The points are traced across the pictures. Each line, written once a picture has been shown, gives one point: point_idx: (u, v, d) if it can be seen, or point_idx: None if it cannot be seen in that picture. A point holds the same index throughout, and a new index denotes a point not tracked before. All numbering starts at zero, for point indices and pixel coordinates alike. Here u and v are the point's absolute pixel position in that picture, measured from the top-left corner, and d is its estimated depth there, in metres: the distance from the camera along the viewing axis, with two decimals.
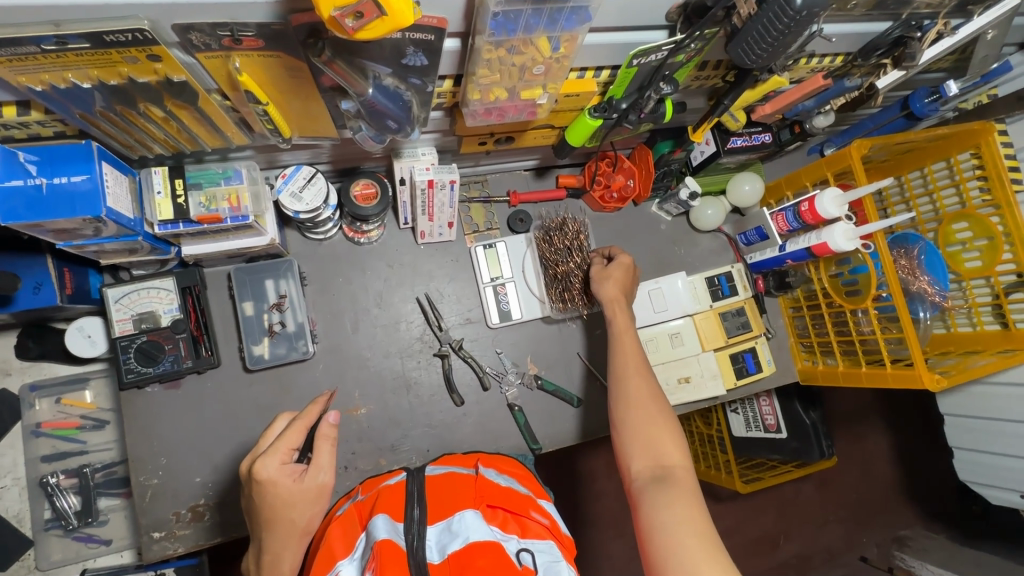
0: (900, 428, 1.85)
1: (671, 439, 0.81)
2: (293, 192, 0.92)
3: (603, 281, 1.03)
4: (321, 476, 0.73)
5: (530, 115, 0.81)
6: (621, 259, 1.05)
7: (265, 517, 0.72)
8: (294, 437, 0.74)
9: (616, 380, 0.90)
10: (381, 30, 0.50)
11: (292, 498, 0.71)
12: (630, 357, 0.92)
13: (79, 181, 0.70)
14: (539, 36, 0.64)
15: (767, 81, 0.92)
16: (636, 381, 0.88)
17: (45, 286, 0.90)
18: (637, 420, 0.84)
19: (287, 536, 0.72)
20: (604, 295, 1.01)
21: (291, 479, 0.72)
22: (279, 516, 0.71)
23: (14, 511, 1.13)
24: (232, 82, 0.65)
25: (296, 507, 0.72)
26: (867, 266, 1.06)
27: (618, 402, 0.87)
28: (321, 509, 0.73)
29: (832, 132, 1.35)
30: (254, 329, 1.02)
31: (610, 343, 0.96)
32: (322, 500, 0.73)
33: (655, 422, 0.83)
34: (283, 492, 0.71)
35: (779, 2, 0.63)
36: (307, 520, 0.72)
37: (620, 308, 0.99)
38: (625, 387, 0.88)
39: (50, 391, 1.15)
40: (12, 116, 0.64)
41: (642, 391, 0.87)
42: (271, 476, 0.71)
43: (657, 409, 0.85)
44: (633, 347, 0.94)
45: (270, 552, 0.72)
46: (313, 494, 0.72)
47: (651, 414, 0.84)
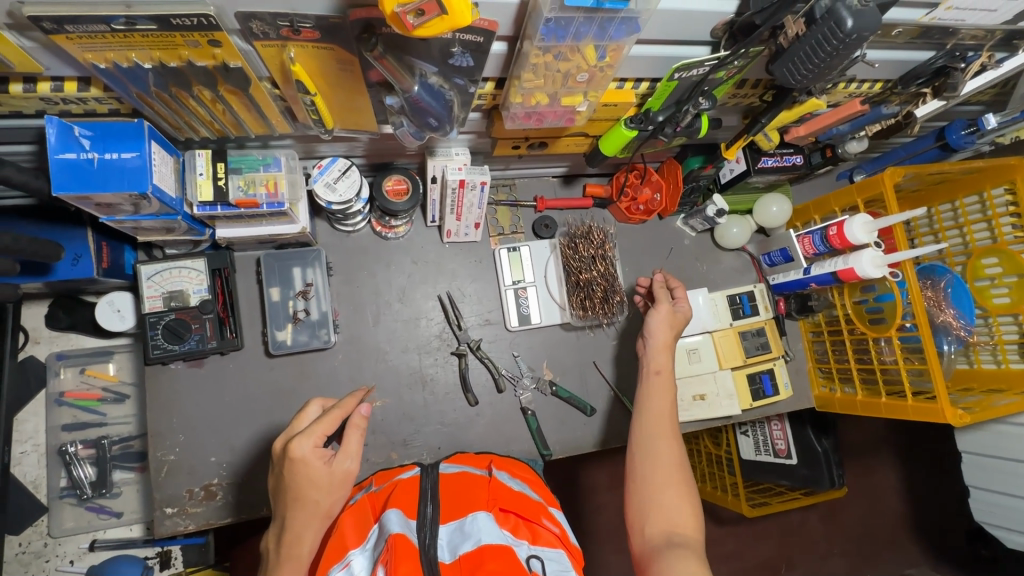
0: (911, 464, 1.82)
1: (690, 506, 0.80)
2: (327, 183, 0.94)
3: (666, 321, 1.01)
4: (348, 462, 0.73)
5: (567, 121, 0.81)
6: (682, 304, 1.03)
7: (290, 496, 0.71)
8: (329, 423, 0.74)
9: (644, 437, 0.88)
10: (440, 28, 0.51)
11: (318, 481, 0.71)
12: (664, 414, 0.90)
13: (129, 157, 0.72)
14: (586, 44, 0.65)
15: (805, 102, 0.92)
16: (665, 442, 0.86)
17: (83, 258, 0.92)
18: (660, 486, 0.82)
19: (309, 517, 0.70)
20: (656, 338, 0.99)
21: (322, 461, 0.71)
22: (304, 497, 0.70)
23: (31, 477, 1.14)
24: (284, 72, 0.67)
25: (321, 493, 0.71)
26: (893, 295, 1.05)
27: (639, 461, 0.86)
28: (343, 494, 0.73)
29: (862, 158, 1.35)
30: (279, 315, 1.03)
31: (642, 394, 0.95)
32: (345, 487, 0.73)
33: (676, 486, 0.82)
34: (313, 473, 0.70)
35: (829, 24, 0.63)
36: (330, 504, 0.71)
37: (667, 359, 0.97)
38: (654, 444, 0.86)
39: (76, 361, 1.17)
40: (73, 91, 0.66)
41: (670, 457, 0.85)
42: (304, 456, 0.71)
43: (681, 478, 0.83)
44: (667, 404, 0.92)
45: (291, 532, 0.70)
46: (338, 480, 0.71)
47: (675, 477, 0.82)
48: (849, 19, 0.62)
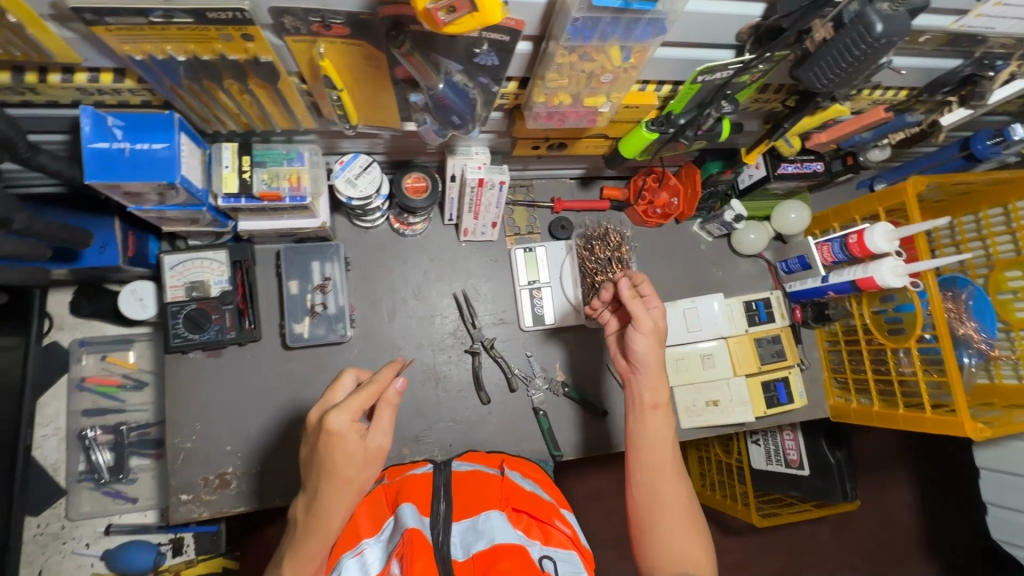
0: (926, 480, 1.78)
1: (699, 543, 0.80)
2: (348, 179, 0.95)
3: (652, 340, 0.87)
4: (383, 439, 0.63)
5: (589, 122, 0.82)
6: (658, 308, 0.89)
7: (320, 473, 0.61)
8: (367, 394, 0.63)
9: (647, 477, 0.83)
10: (470, 25, 0.52)
11: (352, 458, 0.61)
12: (664, 450, 0.85)
13: (159, 148, 0.73)
14: (612, 44, 0.65)
15: (828, 108, 0.91)
16: (670, 482, 0.83)
17: (110, 247, 0.94)
18: (666, 526, 0.80)
19: (339, 495, 0.62)
20: (647, 361, 0.87)
21: (358, 438, 0.61)
22: (334, 475, 0.61)
23: (51, 460, 1.16)
24: (313, 67, 0.68)
25: (353, 475, 0.62)
26: (914, 305, 1.03)
27: (643, 503, 0.83)
28: (377, 471, 0.64)
29: (883, 167, 1.34)
30: (297, 308, 1.04)
31: (637, 428, 0.87)
32: (380, 465, 0.64)
33: (685, 526, 0.81)
34: (345, 452, 0.60)
35: (859, 28, 0.62)
36: (362, 483, 0.63)
37: (663, 387, 0.87)
38: (658, 486, 0.83)
39: (97, 348, 1.19)
40: (108, 82, 0.68)
41: (676, 497, 0.82)
42: (340, 430, 0.60)
43: (689, 518, 0.81)
44: (668, 440, 0.86)
45: (319, 509, 0.62)
46: (374, 458, 0.62)
47: (683, 517, 0.81)
48: (879, 24, 0.61)
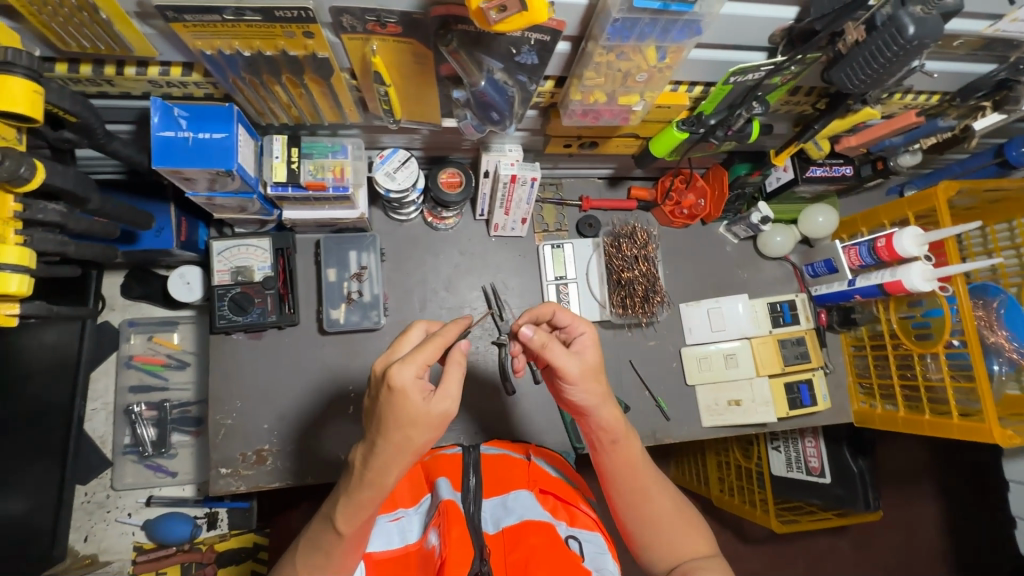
0: (952, 496, 1.75)
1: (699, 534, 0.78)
2: (387, 172, 0.99)
3: (587, 382, 0.74)
4: (448, 402, 0.63)
5: (622, 120, 0.85)
6: (584, 336, 0.76)
7: (382, 425, 0.62)
8: (432, 352, 0.63)
9: (630, 500, 0.79)
10: (518, 24, 0.56)
11: (415, 416, 0.61)
12: (636, 471, 0.79)
13: (219, 138, 0.79)
14: (649, 45, 0.68)
15: (859, 111, 0.92)
16: (655, 496, 0.79)
17: (165, 231, 1.01)
18: (663, 539, 0.77)
19: (397, 452, 0.63)
20: (588, 401, 0.75)
21: (421, 396, 0.61)
22: (397, 430, 0.61)
23: (99, 432, 1.24)
24: (365, 64, 0.73)
25: (415, 432, 0.62)
26: (942, 310, 1.03)
27: (635, 523, 0.79)
28: (436, 434, 0.64)
29: (914, 174, 1.34)
30: (335, 294, 1.09)
31: (600, 460, 0.80)
32: (440, 427, 0.64)
33: (683, 527, 0.78)
34: (411, 408, 0.60)
35: (891, 30, 0.64)
36: (422, 443, 0.63)
37: (615, 419, 0.76)
38: (642, 507, 0.78)
39: (145, 329, 1.26)
40: (178, 75, 0.73)
41: (664, 511, 0.78)
42: (405, 385, 0.60)
43: (683, 517, 0.79)
44: (640, 460, 0.79)
45: (377, 465, 0.63)
46: (435, 420, 0.62)
47: (679, 521, 0.78)
48: (911, 26, 0.63)
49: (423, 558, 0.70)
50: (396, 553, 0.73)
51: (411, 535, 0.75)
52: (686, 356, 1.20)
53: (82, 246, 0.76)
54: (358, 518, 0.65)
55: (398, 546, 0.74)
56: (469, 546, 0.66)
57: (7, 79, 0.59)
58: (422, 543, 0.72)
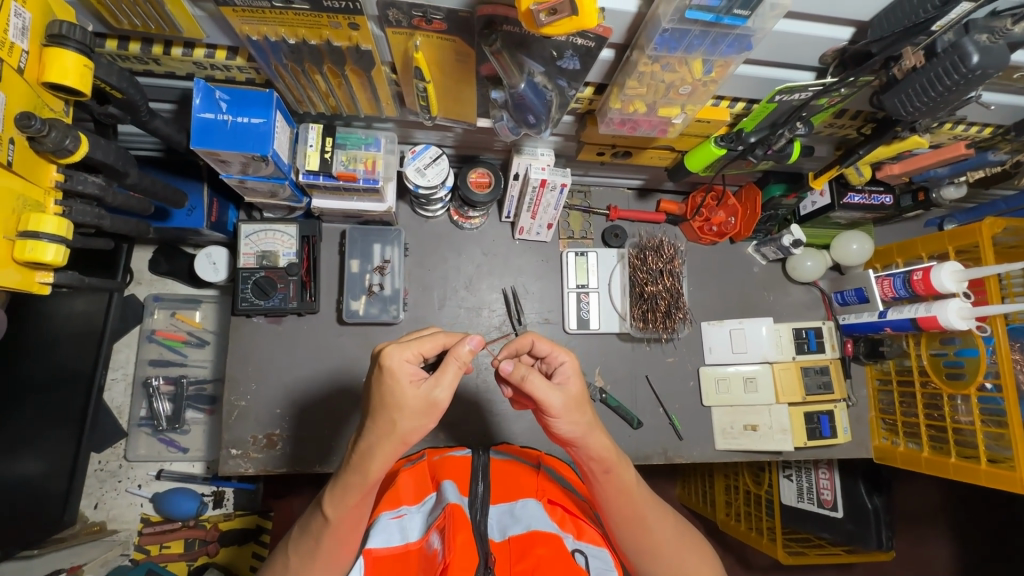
0: (969, 545, 1.68)
1: (695, 558, 0.78)
2: (418, 168, 0.99)
3: (571, 414, 0.70)
4: (438, 392, 0.63)
5: (660, 132, 0.83)
6: (568, 363, 0.73)
7: (372, 405, 0.64)
8: (428, 343, 0.66)
9: (629, 529, 0.76)
10: (566, 28, 0.55)
11: (400, 399, 0.62)
12: (636, 500, 0.76)
13: (257, 122, 0.79)
14: (696, 57, 0.67)
15: (906, 139, 0.90)
16: (653, 524, 0.76)
17: (196, 211, 1.02)
18: (665, 563, 0.76)
19: (382, 436, 0.64)
20: (574, 433, 0.71)
21: (409, 381, 0.62)
22: (383, 411, 0.63)
23: (117, 403, 1.26)
24: (406, 59, 0.72)
25: (400, 419, 0.62)
26: (978, 351, 1.00)
27: (632, 549, 0.77)
28: (424, 425, 0.64)
29: (955, 208, 1.29)
30: (356, 286, 1.09)
31: (596, 490, 0.76)
32: (428, 417, 0.63)
33: (680, 551, 0.77)
34: (397, 389, 0.62)
35: (953, 58, 0.62)
36: (407, 430, 0.63)
37: (606, 448, 0.72)
38: (641, 535, 0.76)
39: (169, 304, 1.29)
40: (222, 58, 0.74)
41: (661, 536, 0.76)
42: (394, 367, 0.62)
43: (680, 541, 0.78)
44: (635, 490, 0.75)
45: (364, 446, 0.65)
46: (420, 407, 0.62)
47: (677, 547, 0.77)
48: (975, 55, 0.61)
49: (425, 559, 0.69)
50: (396, 551, 0.70)
51: (412, 534, 0.73)
52: (704, 375, 1.18)
53: (117, 220, 0.77)
54: (344, 504, 0.68)
55: (399, 544, 0.71)
56: (475, 553, 0.65)
57: (61, 53, 0.60)
58: (423, 545, 0.71)
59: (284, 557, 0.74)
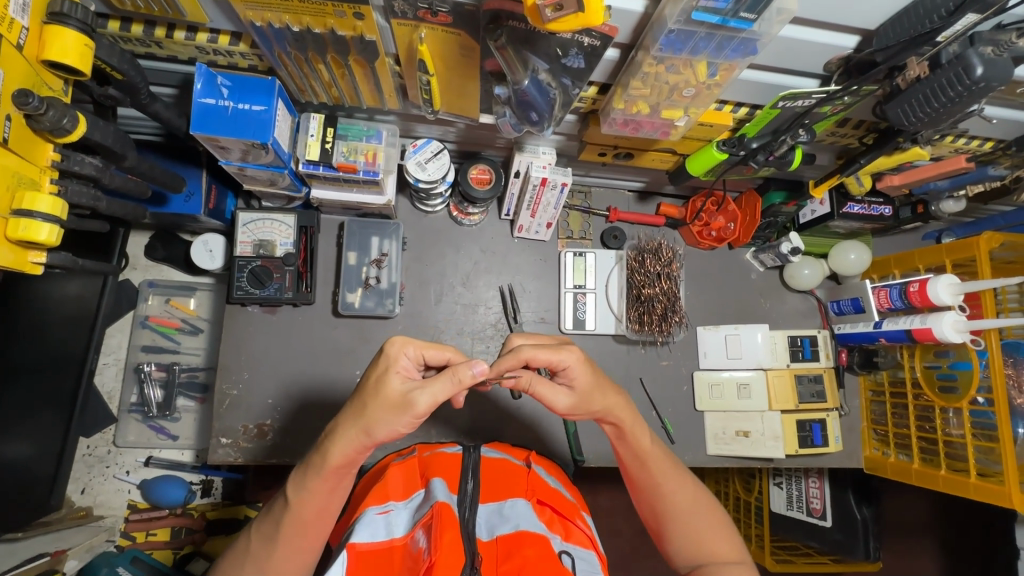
0: (956, 561, 1.68)
1: (714, 516, 0.78)
2: (419, 162, 0.99)
3: (579, 408, 0.74)
4: (419, 396, 0.63)
5: (663, 134, 0.83)
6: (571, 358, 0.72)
7: (360, 386, 0.68)
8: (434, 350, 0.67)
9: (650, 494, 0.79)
10: (572, 25, 0.55)
11: (382, 388, 0.64)
12: (656, 456, 0.79)
13: (258, 110, 0.79)
14: (700, 60, 0.67)
15: (907, 150, 0.90)
16: (674, 478, 0.79)
17: (195, 197, 1.01)
18: (683, 519, 0.77)
19: (354, 419, 0.66)
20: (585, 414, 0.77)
21: (399, 376, 0.65)
22: (364, 392, 0.66)
23: (107, 388, 1.25)
24: (411, 51, 0.72)
25: (371, 405, 0.64)
26: (971, 364, 1.00)
27: (652, 502, 0.79)
28: (394, 422, 0.64)
29: (954, 222, 1.30)
30: (353, 278, 1.09)
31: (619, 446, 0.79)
32: (399, 417, 0.63)
33: (699, 506, 0.78)
34: (383, 378, 0.65)
35: (958, 69, 0.62)
36: (375, 419, 0.64)
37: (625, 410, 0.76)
38: (661, 488, 0.78)
39: (163, 291, 1.28)
40: (225, 44, 0.74)
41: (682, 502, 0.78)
42: (394, 359, 0.66)
43: (698, 500, 0.79)
44: (659, 454, 0.79)
45: (336, 423, 0.68)
46: (395, 402, 0.64)
47: (696, 501, 0.78)
48: (979, 67, 0.61)
49: (409, 558, 0.67)
50: (380, 547, 0.68)
51: (397, 531, 0.71)
52: (698, 380, 1.18)
53: (114, 203, 0.76)
54: (306, 487, 0.67)
55: (383, 539, 0.70)
56: (461, 553, 0.64)
57: (62, 31, 0.60)
58: (408, 541, 0.69)
59: (243, 542, 0.72)
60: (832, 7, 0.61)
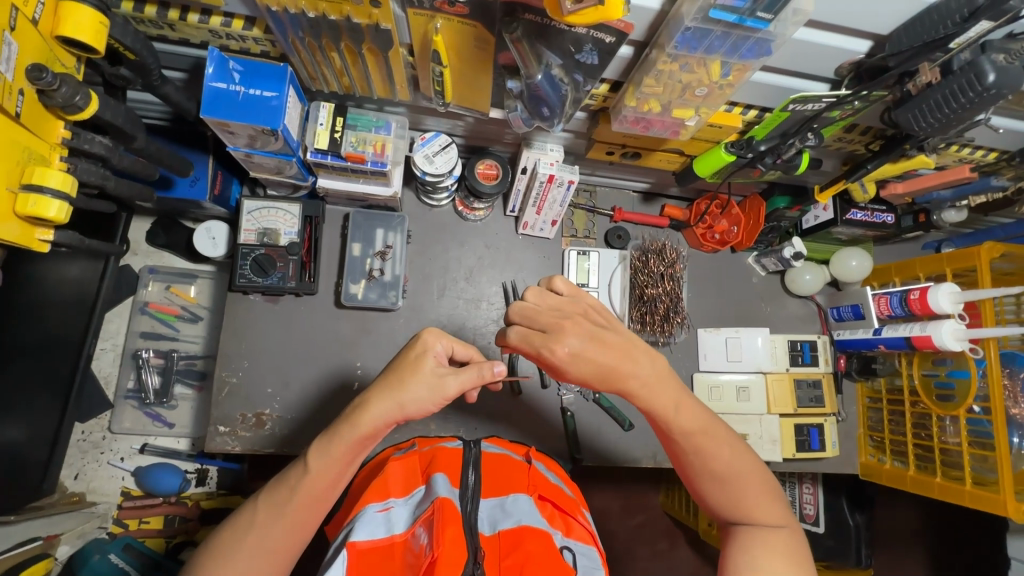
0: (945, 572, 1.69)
1: (756, 483, 0.73)
2: (427, 155, 0.99)
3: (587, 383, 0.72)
4: (450, 383, 0.66)
5: (672, 134, 0.83)
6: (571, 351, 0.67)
7: (390, 366, 0.68)
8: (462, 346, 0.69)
9: (689, 460, 0.74)
10: (591, 18, 0.55)
11: (420, 367, 0.66)
12: (694, 420, 0.73)
13: (269, 96, 0.79)
14: (714, 59, 0.67)
15: (913, 158, 0.90)
16: (713, 442, 0.73)
17: (200, 181, 1.01)
18: (722, 483, 0.73)
19: (384, 394, 0.66)
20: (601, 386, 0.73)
21: (433, 361, 0.67)
22: (399, 370, 0.67)
23: (104, 373, 1.24)
24: (425, 41, 0.72)
25: (411, 382, 0.65)
26: (970, 373, 1.00)
27: (691, 463, 0.75)
28: (427, 402, 0.65)
29: (954, 232, 1.31)
30: (356, 269, 1.09)
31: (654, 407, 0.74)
32: (436, 397, 0.66)
33: (741, 473, 0.73)
34: (420, 358, 0.67)
35: (969, 75, 0.62)
36: (411, 396, 0.65)
37: (650, 380, 0.70)
38: (700, 452, 0.73)
39: (164, 278, 1.28)
40: (239, 28, 0.74)
41: (725, 470, 0.73)
42: (427, 345, 0.67)
43: (740, 468, 0.73)
44: (700, 422, 0.73)
45: (365, 397, 0.67)
46: (433, 381, 0.65)
47: (738, 467, 0.73)
48: (991, 74, 0.61)
49: (411, 555, 0.66)
50: (381, 543, 0.67)
51: (397, 527, 0.70)
52: (697, 381, 1.18)
53: (121, 184, 0.76)
54: (330, 452, 0.66)
55: (383, 536, 0.68)
56: (464, 547, 0.64)
57: (77, 8, 0.59)
58: (409, 537, 0.68)
59: (248, 511, 0.68)
60: (847, 10, 0.62)
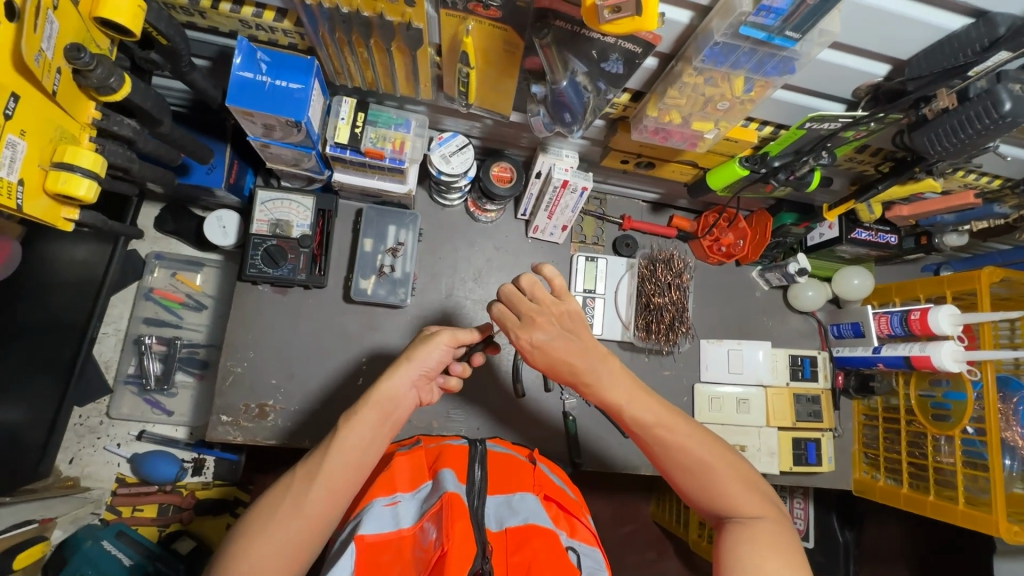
0: None
1: (728, 472, 0.73)
2: (443, 154, 0.99)
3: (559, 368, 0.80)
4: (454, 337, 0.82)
5: (690, 145, 0.85)
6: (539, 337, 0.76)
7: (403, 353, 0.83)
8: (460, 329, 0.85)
9: (660, 455, 0.76)
10: (627, 28, 0.56)
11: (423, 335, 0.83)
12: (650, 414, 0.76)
13: (295, 88, 0.79)
14: (738, 75, 0.68)
15: (921, 181, 0.92)
16: (674, 435, 0.75)
17: (216, 170, 1.01)
18: (693, 474, 0.74)
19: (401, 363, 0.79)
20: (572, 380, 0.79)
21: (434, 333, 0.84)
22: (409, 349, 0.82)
23: (105, 358, 1.23)
24: (455, 42, 0.73)
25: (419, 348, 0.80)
26: (966, 395, 1.02)
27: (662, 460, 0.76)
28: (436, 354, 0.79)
29: (953, 256, 1.33)
30: (367, 265, 1.09)
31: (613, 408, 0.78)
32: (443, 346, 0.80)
33: (706, 463, 0.74)
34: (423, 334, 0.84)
35: (986, 102, 0.64)
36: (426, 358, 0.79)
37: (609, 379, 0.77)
38: (664, 447, 0.75)
39: (170, 264, 1.27)
40: (270, 19, 0.74)
41: (696, 464, 0.74)
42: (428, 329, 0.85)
43: (706, 458, 0.74)
44: (657, 416, 0.76)
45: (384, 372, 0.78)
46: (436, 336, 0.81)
47: (705, 459, 0.74)
48: (1007, 102, 0.63)
49: (419, 550, 0.66)
50: (388, 537, 0.68)
51: (405, 521, 0.70)
52: (698, 392, 1.19)
53: (144, 167, 0.76)
54: (358, 419, 0.73)
55: (391, 530, 0.69)
56: (472, 542, 0.65)
57: None
58: (417, 532, 0.68)
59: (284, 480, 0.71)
60: (870, 34, 0.64)
